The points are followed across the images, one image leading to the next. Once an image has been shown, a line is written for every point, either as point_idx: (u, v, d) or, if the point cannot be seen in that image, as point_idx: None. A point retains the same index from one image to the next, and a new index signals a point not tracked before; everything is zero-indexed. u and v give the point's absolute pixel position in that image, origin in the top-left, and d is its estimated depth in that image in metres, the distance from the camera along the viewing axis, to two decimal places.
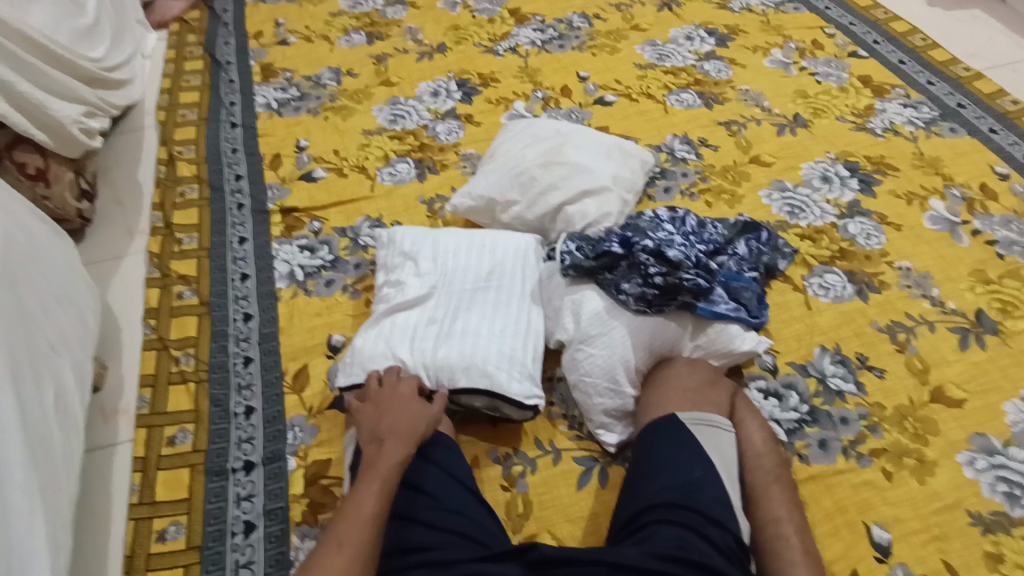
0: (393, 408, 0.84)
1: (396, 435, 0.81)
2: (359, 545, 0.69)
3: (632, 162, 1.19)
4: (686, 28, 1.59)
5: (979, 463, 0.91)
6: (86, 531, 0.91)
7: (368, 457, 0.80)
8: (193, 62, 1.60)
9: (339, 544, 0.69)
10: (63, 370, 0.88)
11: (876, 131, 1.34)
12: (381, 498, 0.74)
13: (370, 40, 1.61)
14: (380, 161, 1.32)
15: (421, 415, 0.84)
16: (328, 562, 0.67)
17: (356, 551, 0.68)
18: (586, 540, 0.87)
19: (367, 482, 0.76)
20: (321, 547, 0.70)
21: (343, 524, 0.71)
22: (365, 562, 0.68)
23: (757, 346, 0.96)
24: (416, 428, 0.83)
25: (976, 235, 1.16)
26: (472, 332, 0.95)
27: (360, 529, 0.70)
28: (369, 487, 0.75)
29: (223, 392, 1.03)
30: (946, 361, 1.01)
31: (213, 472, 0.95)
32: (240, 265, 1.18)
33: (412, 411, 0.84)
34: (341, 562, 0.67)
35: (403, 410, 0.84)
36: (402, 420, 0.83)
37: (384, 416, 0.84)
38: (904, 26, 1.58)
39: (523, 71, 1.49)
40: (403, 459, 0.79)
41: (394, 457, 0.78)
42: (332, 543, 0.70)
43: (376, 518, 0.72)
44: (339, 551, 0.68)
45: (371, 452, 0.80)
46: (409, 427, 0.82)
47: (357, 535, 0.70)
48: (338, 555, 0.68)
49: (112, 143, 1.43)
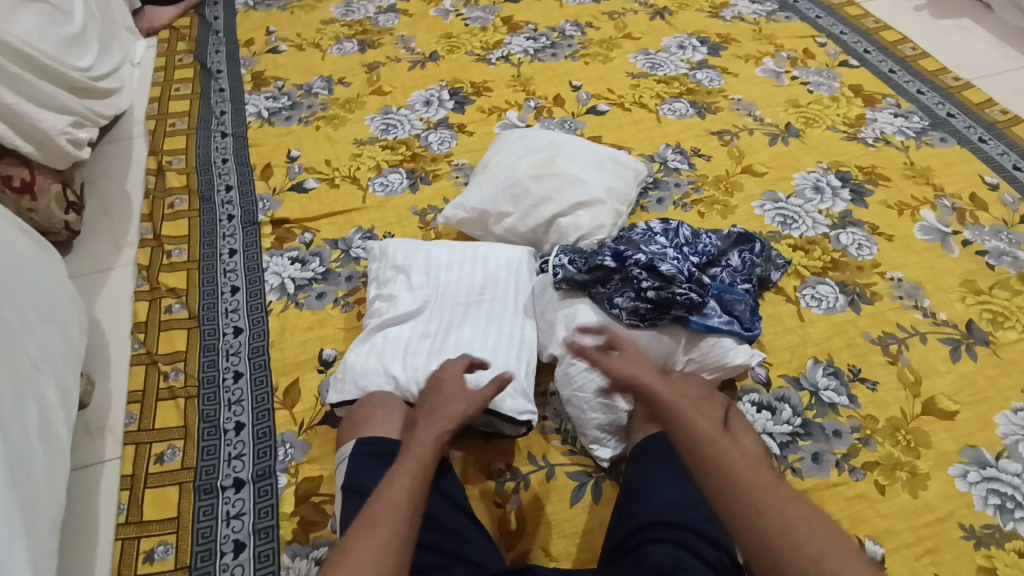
0: (433, 399, 0.84)
1: (433, 419, 0.79)
2: (394, 521, 0.62)
3: (625, 173, 1.19)
4: (678, 36, 1.59)
5: (970, 475, 0.91)
6: (72, 550, 0.90)
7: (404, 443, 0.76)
8: (183, 70, 1.59)
9: (372, 523, 0.62)
10: (46, 388, 0.86)
11: (867, 141, 1.34)
12: (416, 476, 0.68)
13: (362, 48, 1.60)
14: (372, 171, 1.31)
15: (458, 402, 0.82)
16: (361, 541, 0.60)
17: (393, 529, 0.61)
18: (580, 557, 0.87)
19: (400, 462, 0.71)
20: (352, 528, 0.62)
21: (375, 503, 0.64)
22: (402, 538, 0.61)
23: (750, 360, 0.95)
24: (454, 409, 0.81)
25: (966, 245, 1.16)
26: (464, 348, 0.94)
27: (396, 508, 0.63)
28: (402, 466, 0.70)
29: (213, 407, 1.02)
30: (937, 372, 1.02)
31: (202, 489, 0.94)
32: (231, 278, 1.17)
33: (450, 397, 0.83)
34: (378, 539, 0.60)
35: (446, 400, 0.83)
36: (441, 406, 0.81)
37: (427, 405, 0.83)
38: (894, 36, 1.58)
39: (516, 80, 1.48)
40: (438, 438, 0.76)
41: (428, 442, 0.74)
42: (365, 523, 0.62)
43: (413, 493, 0.66)
44: (375, 529, 0.61)
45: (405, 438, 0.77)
46: (447, 410, 0.81)
47: (392, 512, 0.63)
48: (373, 534, 0.60)
49: (100, 152, 1.42)
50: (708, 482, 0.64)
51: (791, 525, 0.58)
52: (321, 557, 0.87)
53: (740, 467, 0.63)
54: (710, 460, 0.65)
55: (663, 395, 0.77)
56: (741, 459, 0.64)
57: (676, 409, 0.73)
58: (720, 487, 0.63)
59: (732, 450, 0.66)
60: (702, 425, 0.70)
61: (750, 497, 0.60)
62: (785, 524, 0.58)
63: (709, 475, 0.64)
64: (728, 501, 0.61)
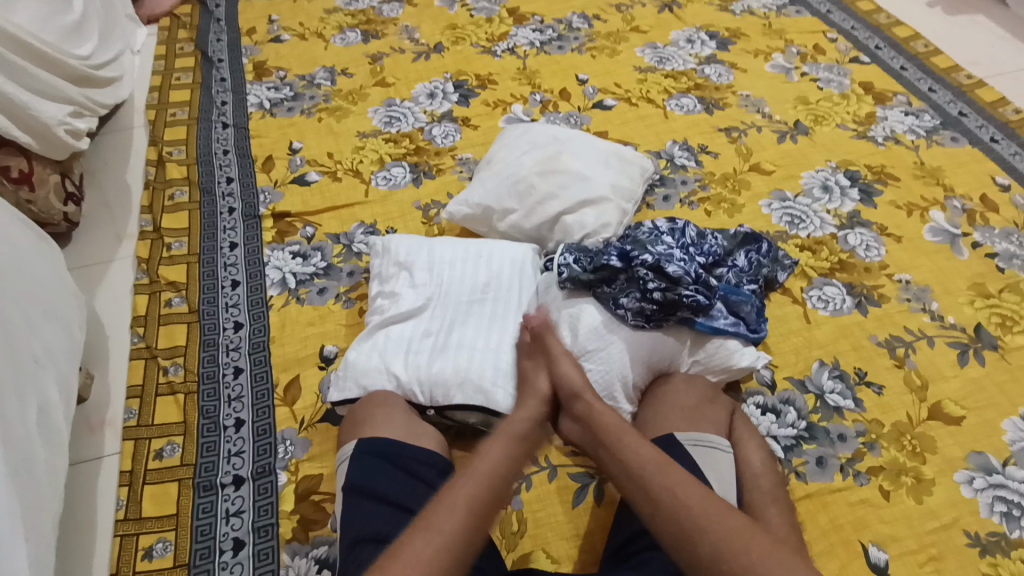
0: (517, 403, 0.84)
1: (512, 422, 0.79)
2: (447, 531, 0.61)
3: (631, 170, 1.17)
4: (687, 30, 1.57)
5: (976, 482, 0.90)
6: (71, 547, 0.89)
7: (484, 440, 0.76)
8: (184, 59, 1.57)
9: (425, 526, 0.61)
10: (47, 385, 0.86)
11: (876, 140, 1.32)
12: (483, 483, 0.67)
13: (365, 38, 1.58)
14: (375, 165, 1.30)
15: (538, 403, 0.83)
16: (412, 544, 0.60)
17: (445, 535, 0.61)
18: (581, 559, 0.86)
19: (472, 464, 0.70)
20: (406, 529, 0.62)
21: (435, 507, 0.64)
22: (449, 551, 0.60)
23: (755, 363, 0.95)
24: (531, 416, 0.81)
25: (975, 248, 1.15)
26: (463, 347, 0.93)
27: (453, 518, 0.62)
28: (472, 469, 0.69)
29: (213, 403, 1.01)
30: (944, 377, 1.00)
31: (202, 487, 0.93)
32: (231, 272, 1.16)
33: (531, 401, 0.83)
34: (431, 545, 0.60)
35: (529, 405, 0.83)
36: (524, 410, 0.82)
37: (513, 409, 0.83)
38: (906, 32, 1.56)
39: (521, 73, 1.46)
40: (517, 450, 0.74)
41: (506, 448, 0.73)
42: (420, 524, 0.62)
43: (473, 501, 0.65)
44: (424, 533, 0.61)
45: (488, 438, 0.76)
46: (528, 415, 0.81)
47: (449, 519, 0.62)
48: (423, 539, 0.60)
49: (100, 142, 1.40)
50: (659, 524, 0.63)
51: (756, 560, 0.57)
52: (321, 556, 0.86)
53: (689, 500, 0.63)
54: (656, 499, 0.65)
55: (601, 418, 0.78)
56: (693, 494, 0.64)
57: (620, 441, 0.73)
58: (673, 530, 0.62)
59: (682, 482, 0.65)
60: (646, 457, 0.70)
61: (704, 535, 0.60)
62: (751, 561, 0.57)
63: (660, 517, 0.64)
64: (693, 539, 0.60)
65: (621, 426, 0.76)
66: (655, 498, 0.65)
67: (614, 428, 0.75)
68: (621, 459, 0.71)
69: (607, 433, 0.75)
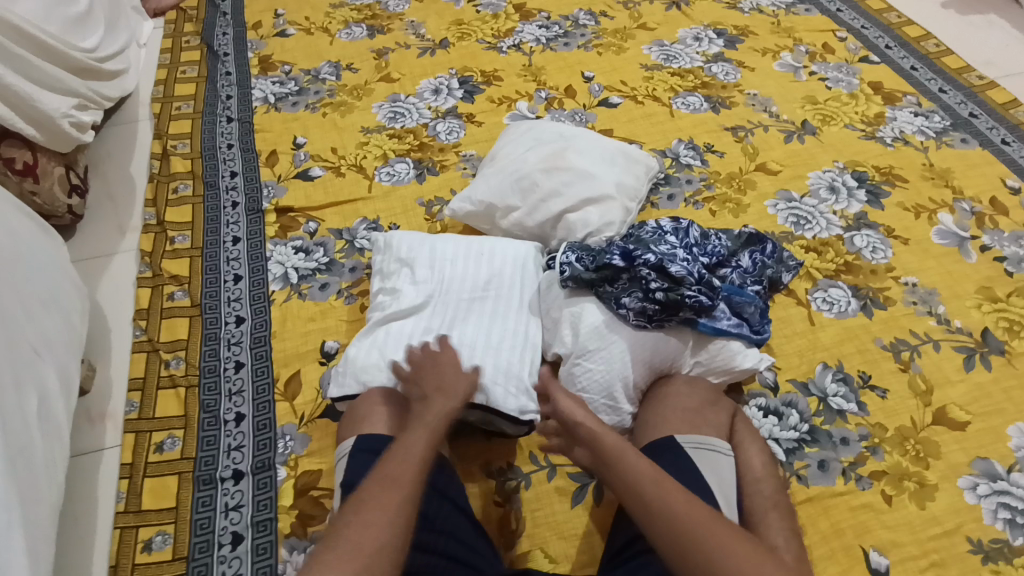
0: (438, 372, 0.83)
1: (443, 393, 0.80)
2: (410, 485, 0.66)
3: (636, 168, 1.16)
4: (694, 28, 1.55)
5: (980, 488, 0.89)
6: (71, 537, 0.89)
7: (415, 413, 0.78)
8: (189, 53, 1.58)
9: (392, 483, 0.65)
10: (46, 375, 0.86)
11: (885, 140, 1.31)
12: (430, 445, 0.72)
13: (371, 33, 1.58)
14: (379, 160, 1.29)
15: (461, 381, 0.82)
16: (380, 497, 0.64)
17: (407, 490, 0.65)
18: (580, 559, 0.86)
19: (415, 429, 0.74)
20: (370, 483, 0.65)
21: (391, 464, 0.67)
22: (415, 502, 0.65)
23: (758, 364, 0.94)
24: (460, 386, 0.82)
25: (984, 251, 1.14)
26: (463, 344, 0.92)
27: (412, 471, 0.67)
28: (417, 433, 0.73)
29: (213, 397, 1.01)
30: (949, 381, 0.99)
31: (202, 480, 0.93)
32: (234, 266, 1.16)
33: (453, 372, 0.83)
34: (392, 500, 0.64)
35: (455, 375, 0.82)
36: (449, 380, 0.82)
37: (433, 378, 0.82)
38: (917, 31, 1.54)
39: (527, 69, 1.45)
40: (451, 412, 0.78)
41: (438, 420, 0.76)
42: (385, 480, 0.66)
43: (427, 461, 0.69)
44: (392, 488, 0.65)
45: (418, 407, 0.79)
46: (453, 385, 0.81)
47: (410, 475, 0.67)
48: (390, 494, 0.64)
49: (105, 135, 1.40)
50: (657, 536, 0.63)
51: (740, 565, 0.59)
52: None
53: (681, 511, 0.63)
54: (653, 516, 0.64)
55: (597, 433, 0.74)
56: (681, 502, 0.64)
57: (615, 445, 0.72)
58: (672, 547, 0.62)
59: (676, 496, 0.65)
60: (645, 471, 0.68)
61: (699, 549, 0.60)
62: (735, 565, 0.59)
63: (657, 527, 0.63)
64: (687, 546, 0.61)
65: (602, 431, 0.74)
66: (652, 513, 0.64)
67: (614, 448, 0.71)
68: (621, 474, 0.69)
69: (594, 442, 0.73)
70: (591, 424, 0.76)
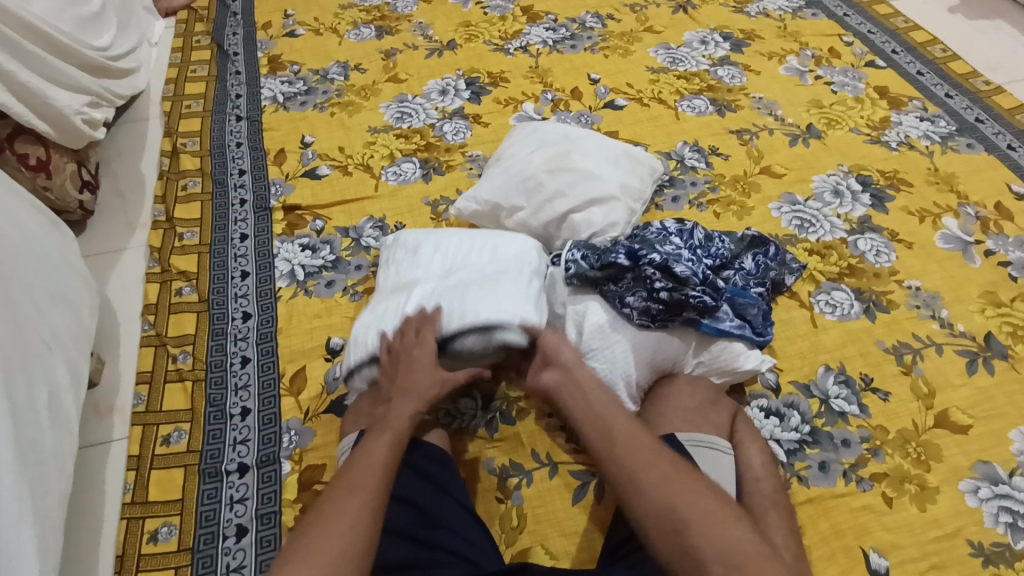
0: (407, 369, 0.84)
1: (407, 394, 0.82)
2: (372, 488, 0.67)
3: (641, 170, 1.17)
4: (701, 31, 1.56)
5: (982, 491, 0.90)
6: (78, 527, 0.91)
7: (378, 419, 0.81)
8: (200, 52, 1.59)
9: (353, 487, 0.67)
10: (57, 369, 0.87)
11: (890, 145, 1.31)
12: (392, 452, 0.73)
13: (379, 34, 1.59)
14: (386, 160, 1.30)
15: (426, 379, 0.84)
16: (341, 503, 0.66)
17: (369, 495, 0.67)
18: (580, 556, 0.86)
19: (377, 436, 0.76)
20: (331, 491, 0.68)
21: (352, 470, 0.70)
22: (378, 505, 0.67)
23: (759, 365, 0.95)
24: (427, 389, 0.83)
25: (988, 256, 1.14)
26: (463, 293, 0.91)
27: (374, 478, 0.69)
28: (378, 440, 0.74)
29: (220, 391, 1.02)
30: (951, 385, 0.99)
31: (207, 473, 0.94)
32: (241, 262, 1.17)
33: (423, 371, 0.84)
34: (353, 504, 0.65)
35: (420, 374, 0.84)
36: (416, 380, 0.83)
37: (399, 377, 0.84)
38: (924, 36, 1.54)
39: (534, 71, 1.46)
40: (414, 415, 0.80)
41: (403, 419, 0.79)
42: (346, 486, 0.68)
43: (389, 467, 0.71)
44: (351, 494, 0.67)
45: (381, 414, 0.80)
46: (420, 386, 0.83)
47: (370, 479, 0.69)
48: (351, 498, 0.66)
49: (116, 132, 1.42)
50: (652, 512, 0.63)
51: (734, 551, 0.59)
52: None
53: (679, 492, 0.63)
54: (645, 479, 0.65)
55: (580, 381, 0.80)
56: (670, 466, 0.66)
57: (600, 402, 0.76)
58: (654, 509, 0.63)
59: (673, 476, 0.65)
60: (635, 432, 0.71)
61: (690, 512, 0.62)
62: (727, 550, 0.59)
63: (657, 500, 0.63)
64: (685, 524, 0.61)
65: (587, 380, 0.80)
66: (637, 470, 0.66)
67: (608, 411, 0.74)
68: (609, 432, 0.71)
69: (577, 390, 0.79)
70: (567, 354, 0.83)
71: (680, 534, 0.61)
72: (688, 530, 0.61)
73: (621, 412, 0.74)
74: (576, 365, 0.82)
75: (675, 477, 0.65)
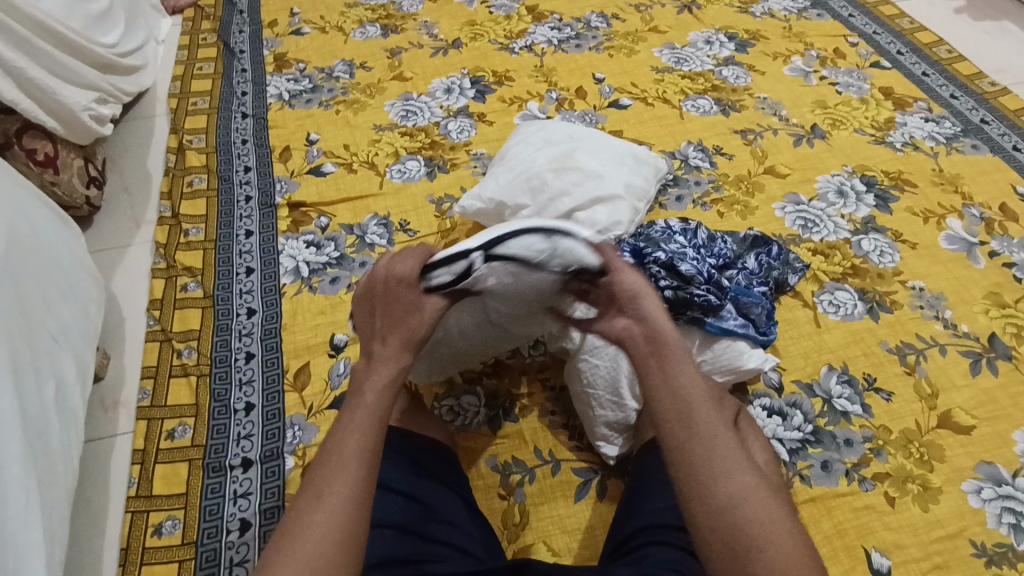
0: (389, 312, 0.68)
1: (390, 349, 0.66)
2: (346, 490, 0.56)
3: (645, 169, 1.17)
4: (706, 31, 1.56)
5: (984, 492, 0.89)
6: (84, 520, 0.92)
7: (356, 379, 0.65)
8: (206, 49, 1.60)
9: (320, 495, 0.55)
10: (65, 363, 0.88)
11: (895, 145, 1.31)
12: (371, 431, 0.60)
13: (385, 33, 1.60)
14: (390, 157, 1.31)
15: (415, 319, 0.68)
16: (308, 518, 0.54)
17: (341, 499, 0.55)
18: (582, 554, 0.87)
19: (352, 409, 0.61)
20: (298, 499, 0.56)
21: (321, 466, 0.57)
22: (354, 507, 0.56)
23: (763, 364, 0.94)
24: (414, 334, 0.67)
25: (993, 257, 1.14)
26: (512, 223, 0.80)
27: (347, 476, 0.56)
28: (351, 416, 0.60)
29: (224, 386, 1.03)
30: (955, 386, 0.99)
31: (211, 467, 0.95)
32: (246, 259, 1.18)
33: (409, 316, 0.68)
34: (320, 517, 0.54)
35: (398, 316, 0.68)
36: (399, 329, 0.67)
37: (382, 322, 0.67)
38: (930, 37, 1.54)
39: (538, 71, 1.47)
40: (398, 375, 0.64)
41: (387, 375, 0.64)
42: (312, 493, 0.56)
43: (366, 454, 0.58)
44: (317, 504, 0.55)
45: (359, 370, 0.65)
46: (405, 334, 0.67)
47: (344, 477, 0.56)
48: (320, 510, 0.55)
49: (122, 129, 1.43)
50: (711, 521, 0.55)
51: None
52: None
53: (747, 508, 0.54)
54: (712, 488, 0.56)
55: (654, 332, 0.65)
56: (739, 469, 0.56)
57: (673, 364, 0.62)
58: (717, 523, 0.55)
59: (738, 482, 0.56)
60: (712, 418, 0.59)
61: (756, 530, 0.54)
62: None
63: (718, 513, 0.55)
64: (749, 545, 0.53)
65: (665, 330, 0.65)
66: (710, 466, 0.57)
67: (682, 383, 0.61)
68: (681, 411, 0.60)
69: (652, 341, 0.64)
70: (647, 304, 0.67)
71: (742, 560, 0.53)
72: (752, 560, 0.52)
73: (699, 386, 0.62)
74: (651, 314, 0.66)
75: (746, 489, 0.55)
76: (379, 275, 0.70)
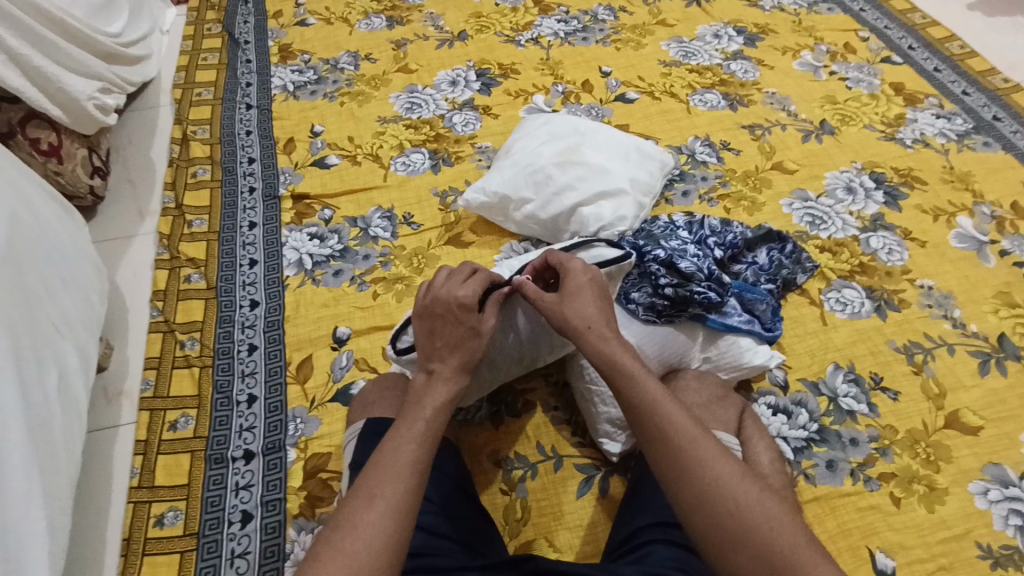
0: (445, 331, 0.73)
1: (446, 367, 0.71)
2: (396, 495, 0.59)
3: (651, 164, 1.16)
4: (714, 25, 1.55)
5: (991, 493, 0.88)
6: (87, 510, 0.92)
7: (411, 396, 0.70)
8: (211, 40, 1.59)
9: (371, 495, 0.59)
10: (68, 353, 0.88)
11: (905, 142, 1.29)
12: (424, 444, 0.64)
13: (390, 24, 1.58)
14: (395, 150, 1.30)
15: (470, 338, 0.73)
16: (360, 516, 0.57)
17: (391, 503, 0.58)
18: (583, 550, 0.86)
19: (408, 422, 0.66)
20: (351, 498, 0.59)
21: (374, 471, 0.61)
22: (403, 512, 0.58)
23: (768, 361, 0.92)
24: (466, 354, 0.72)
25: (1003, 256, 1.12)
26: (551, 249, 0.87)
27: (399, 480, 0.60)
28: (410, 427, 0.65)
29: (227, 378, 1.03)
30: (963, 386, 0.98)
31: (213, 459, 0.95)
32: (249, 251, 1.17)
33: (461, 333, 0.72)
34: (368, 517, 0.57)
35: (452, 334, 0.72)
36: (456, 345, 0.72)
37: (438, 341, 0.73)
38: (941, 32, 1.52)
39: (545, 64, 1.46)
40: (451, 398, 0.70)
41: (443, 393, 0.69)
42: (363, 494, 0.59)
43: (417, 465, 0.62)
44: (367, 506, 0.58)
45: (419, 384, 0.71)
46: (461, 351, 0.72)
47: (395, 482, 0.60)
48: (371, 510, 0.58)
49: (127, 119, 1.43)
50: (698, 508, 0.58)
51: (782, 536, 0.55)
52: None
53: (731, 489, 0.58)
54: (700, 471, 0.59)
55: (611, 353, 0.69)
56: (714, 450, 0.61)
57: (631, 378, 0.66)
58: (707, 507, 0.58)
59: (720, 459, 0.60)
60: (677, 417, 0.63)
61: (740, 500, 0.57)
62: (777, 536, 0.55)
63: (708, 500, 0.58)
64: (738, 517, 0.57)
65: (617, 352, 0.69)
66: (688, 455, 0.60)
67: (647, 395, 0.65)
68: (655, 408, 0.64)
69: (611, 364, 0.68)
70: (586, 312, 0.72)
71: (735, 539, 0.56)
72: (744, 527, 0.56)
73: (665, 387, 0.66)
74: (600, 324, 0.71)
75: (721, 475, 0.59)
76: (440, 297, 0.73)
